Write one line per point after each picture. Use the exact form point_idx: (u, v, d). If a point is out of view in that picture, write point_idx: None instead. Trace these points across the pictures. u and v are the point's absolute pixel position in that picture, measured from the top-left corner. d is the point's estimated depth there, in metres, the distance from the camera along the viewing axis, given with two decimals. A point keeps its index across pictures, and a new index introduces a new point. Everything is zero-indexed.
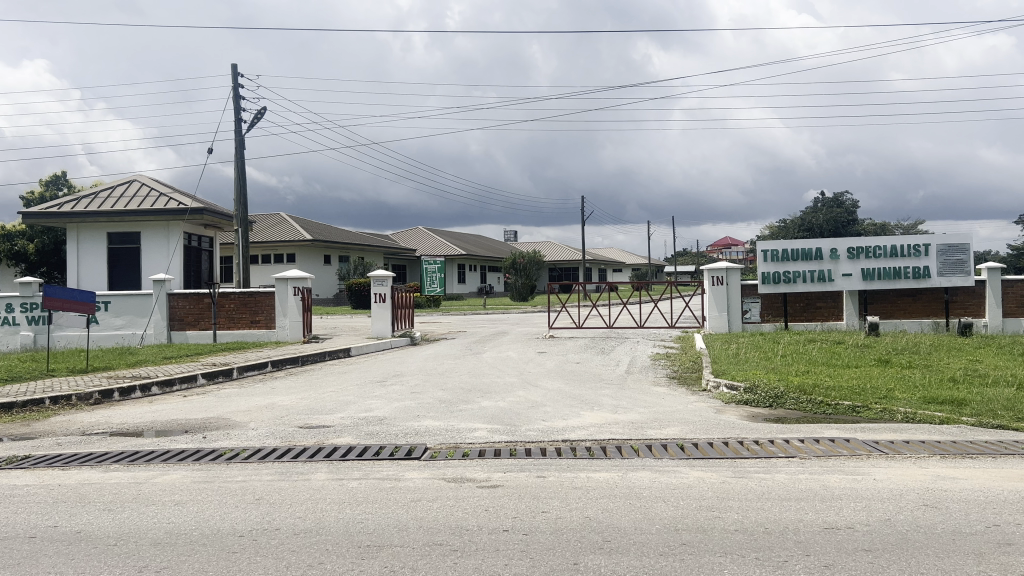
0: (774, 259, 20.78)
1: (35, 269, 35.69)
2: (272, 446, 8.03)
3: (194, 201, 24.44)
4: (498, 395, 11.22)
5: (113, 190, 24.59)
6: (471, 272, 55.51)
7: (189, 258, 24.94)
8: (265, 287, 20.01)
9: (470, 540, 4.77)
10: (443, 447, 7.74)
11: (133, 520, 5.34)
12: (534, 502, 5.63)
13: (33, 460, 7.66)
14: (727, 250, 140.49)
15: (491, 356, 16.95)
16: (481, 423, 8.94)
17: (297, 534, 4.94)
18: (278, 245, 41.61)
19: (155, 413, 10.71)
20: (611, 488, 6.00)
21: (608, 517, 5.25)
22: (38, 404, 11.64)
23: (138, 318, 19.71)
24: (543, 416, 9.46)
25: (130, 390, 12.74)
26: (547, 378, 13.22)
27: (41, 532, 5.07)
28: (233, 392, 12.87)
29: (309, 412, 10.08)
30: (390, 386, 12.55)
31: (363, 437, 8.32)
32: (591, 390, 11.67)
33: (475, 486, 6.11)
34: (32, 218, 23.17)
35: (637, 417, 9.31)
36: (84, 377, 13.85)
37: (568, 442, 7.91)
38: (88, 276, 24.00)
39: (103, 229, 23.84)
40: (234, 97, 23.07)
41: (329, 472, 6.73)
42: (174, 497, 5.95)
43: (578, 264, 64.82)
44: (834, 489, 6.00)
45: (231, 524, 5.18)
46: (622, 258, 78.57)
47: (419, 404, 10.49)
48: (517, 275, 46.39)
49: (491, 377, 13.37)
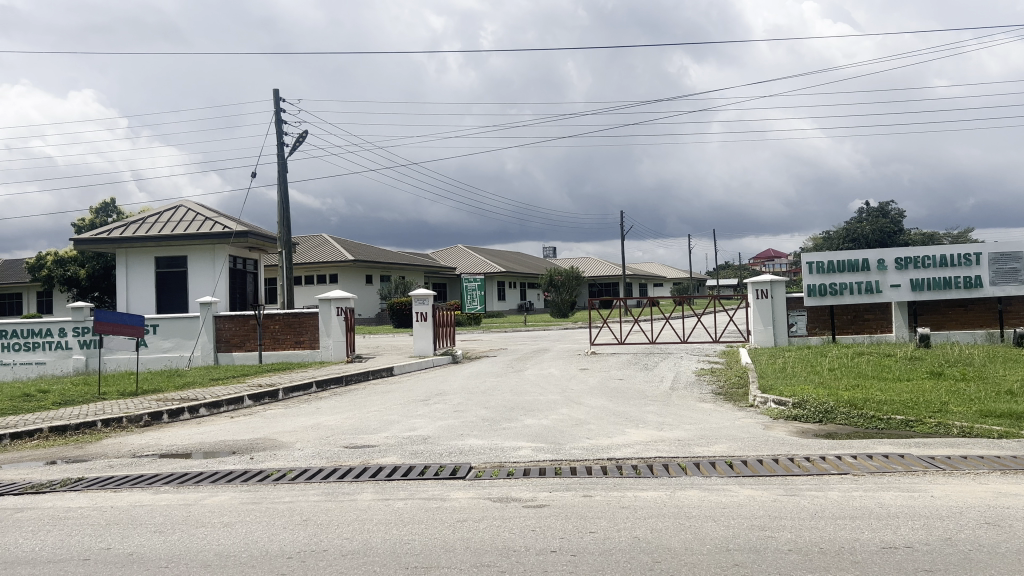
0: (819, 271, 20.44)
1: (87, 294, 36.66)
2: (317, 467, 8.07)
3: (238, 224, 24.86)
4: (541, 413, 11.17)
5: (160, 216, 25.13)
6: (510, 289, 55.45)
7: (235, 280, 25.32)
8: (309, 308, 20.29)
9: (518, 561, 4.73)
10: (488, 467, 7.73)
11: (185, 542, 5.39)
12: (581, 522, 5.58)
13: (86, 482, 7.81)
14: (770, 263, 139.50)
15: (533, 374, 16.89)
16: (525, 443, 8.88)
17: (345, 556, 4.94)
18: (321, 266, 42.14)
19: (203, 434, 10.87)
20: (659, 508, 5.92)
21: (658, 537, 5.17)
22: (90, 427, 11.87)
23: (185, 341, 20.02)
24: (588, 434, 9.35)
25: (178, 412, 12.95)
26: (590, 395, 13.12)
27: (94, 554, 5.14)
28: (279, 412, 13.01)
29: (355, 432, 10.13)
30: (433, 404, 12.58)
31: (408, 456, 8.35)
32: (635, 408, 11.52)
33: (521, 506, 6.07)
34: (83, 244, 23.76)
35: (684, 435, 9.17)
36: (134, 400, 14.05)
37: (614, 460, 7.84)
38: (137, 300, 24.51)
39: (151, 253, 24.36)
40: (276, 121, 23.51)
41: (375, 493, 6.74)
42: (224, 519, 6.01)
43: (619, 279, 64.78)
44: (891, 508, 5.85)
45: (279, 546, 5.20)
46: (663, 272, 78.28)
47: (462, 423, 10.46)
48: (556, 291, 46.29)
49: (534, 395, 13.29)
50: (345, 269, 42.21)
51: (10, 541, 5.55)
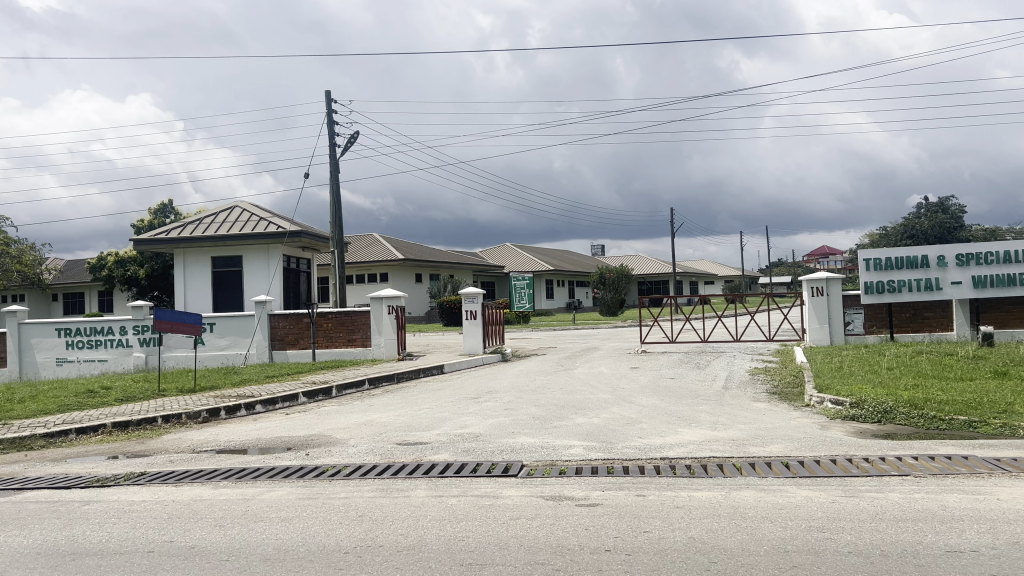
0: (876, 268, 19.98)
1: (146, 293, 37.64)
2: (371, 463, 8.17)
3: (292, 224, 25.26)
4: (592, 412, 11.14)
5: (217, 217, 25.66)
6: (559, 287, 55.39)
7: (289, 279, 25.74)
8: (361, 306, 20.53)
9: (573, 559, 4.73)
10: (540, 465, 7.73)
11: (244, 536, 5.50)
12: (635, 521, 5.55)
13: (148, 477, 8.02)
14: (823, 259, 136.97)
15: (583, 372, 16.84)
16: (577, 441, 8.86)
17: (401, 551, 5.00)
18: (371, 265, 42.61)
19: (259, 430, 11.08)
20: (715, 508, 5.85)
21: (713, 538, 5.12)
22: (151, 423, 12.19)
23: (241, 339, 20.37)
24: (640, 433, 9.31)
25: (235, 408, 13.22)
26: (641, 394, 13.04)
27: (159, 547, 5.29)
28: (332, 409, 13.19)
29: (407, 429, 10.23)
30: (484, 402, 12.62)
31: (460, 453, 8.39)
32: (687, 407, 11.40)
33: (574, 505, 6.06)
34: (143, 244, 24.40)
35: (738, 435, 9.06)
36: (193, 397, 14.38)
37: (667, 460, 7.78)
38: (194, 299, 25.08)
39: (208, 253, 24.89)
40: (328, 123, 23.85)
41: (428, 489, 6.80)
42: (281, 514, 6.12)
43: (669, 277, 64.23)
44: (956, 510, 5.69)
45: (336, 541, 5.28)
46: (714, 269, 77.40)
47: (513, 421, 10.48)
48: (605, 289, 46.08)
49: (585, 393, 13.25)
50: (395, 268, 42.61)
51: (79, 533, 5.74)
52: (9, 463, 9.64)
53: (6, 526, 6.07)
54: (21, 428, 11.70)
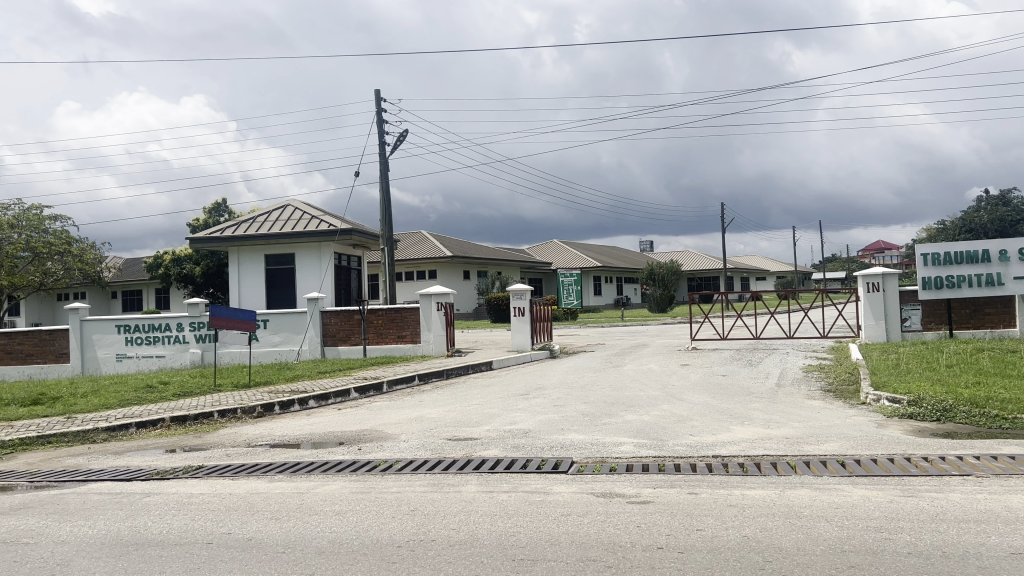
0: (935, 263, 19.44)
1: (201, 291, 38.50)
2: (422, 458, 8.23)
3: (342, 222, 25.59)
4: (642, 409, 11.07)
5: (269, 215, 26.11)
6: (607, 284, 55.17)
7: (339, 277, 26.06)
8: (410, 303, 20.72)
9: (625, 557, 4.71)
10: (590, 461, 7.71)
11: (299, 529, 5.60)
12: (688, 519, 5.50)
13: (206, 470, 8.21)
14: (878, 255, 134.28)
15: (632, 369, 16.74)
16: (627, 438, 8.82)
17: (452, 546, 5.03)
18: (420, 262, 42.93)
19: (313, 425, 11.25)
20: (769, 507, 5.77)
21: (768, 537, 5.06)
22: (208, 417, 12.46)
23: (294, 335, 20.69)
24: (692, 431, 9.22)
25: (289, 403, 13.45)
26: (692, 391, 12.91)
27: (217, 538, 5.41)
28: (383, 405, 13.33)
29: (457, 425, 10.28)
30: (532, 399, 12.62)
31: (510, 449, 8.41)
32: (740, 404, 11.26)
33: (625, 502, 6.03)
34: (199, 243, 24.94)
35: (792, 433, 8.92)
36: (247, 392, 14.66)
37: (719, 458, 7.69)
38: (248, 296, 25.55)
39: (261, 251, 25.33)
40: (378, 121, 24.09)
41: (479, 485, 6.83)
42: (335, 507, 6.21)
43: (719, 273, 63.55)
44: (1020, 512, 5.53)
45: (388, 535, 5.34)
46: (766, 265, 76.35)
47: (562, 417, 10.47)
48: (655, 285, 45.75)
49: (635, 390, 13.18)
50: (444, 265, 42.87)
51: (141, 524, 5.90)
52: (72, 455, 9.95)
53: (71, 516, 6.27)
54: (84, 421, 12.07)
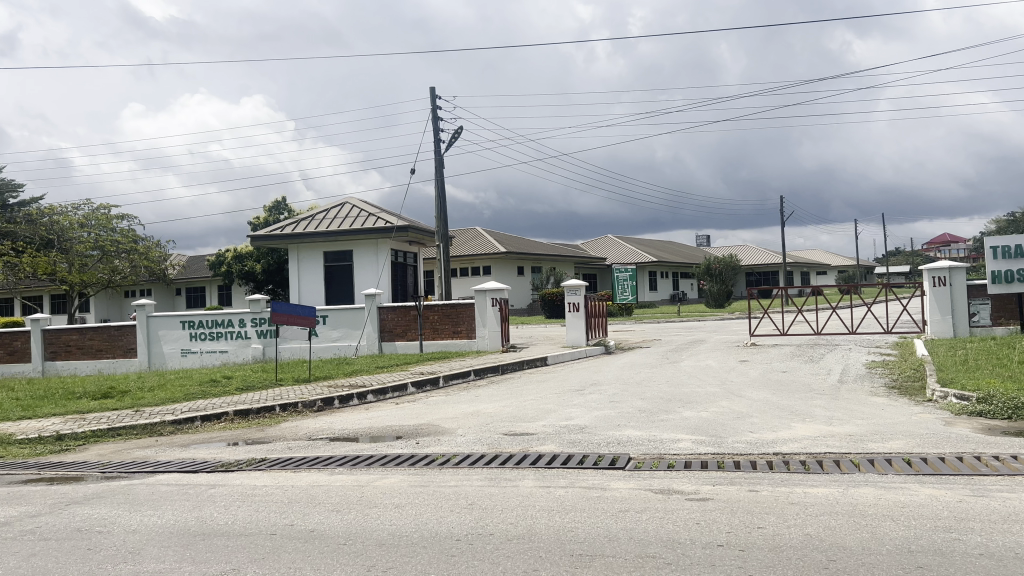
0: (1005, 256, 18.83)
1: (262, 288, 39.28)
2: (479, 453, 8.29)
3: (398, 219, 25.86)
4: (700, 405, 10.96)
5: (328, 213, 26.51)
6: (663, 279, 54.67)
7: (396, 273, 26.33)
8: (466, 299, 20.85)
9: (684, 554, 4.67)
10: (648, 458, 7.66)
11: (360, 521, 5.68)
12: (749, 517, 5.43)
13: (269, 462, 8.39)
14: (944, 249, 130.60)
15: (690, 365, 16.57)
16: (685, 435, 8.73)
17: (510, 540, 5.05)
18: (475, 258, 43.14)
19: (371, 419, 11.41)
20: (832, 506, 5.66)
21: (832, 535, 4.96)
22: (270, 411, 12.73)
23: (352, 331, 20.98)
24: (751, 428, 9.08)
25: (348, 398, 13.66)
26: (752, 387, 12.73)
27: (281, 530, 5.53)
28: (440, 400, 13.44)
29: (513, 420, 10.31)
30: (588, 394, 12.59)
31: (566, 445, 8.40)
32: (801, 401, 11.06)
33: (684, 499, 5.98)
34: (260, 241, 25.45)
35: (856, 430, 8.73)
36: (307, 387, 14.92)
37: (780, 455, 7.57)
38: (308, 293, 25.99)
39: (320, 248, 25.74)
40: (433, 119, 24.26)
41: (536, 480, 6.85)
42: (395, 500, 6.29)
43: (779, 268, 62.54)
44: None
45: (447, 529, 5.39)
46: (826, 260, 74.87)
47: (619, 413, 10.42)
48: (712, 280, 45.19)
49: (692, 386, 13.04)
50: (498, 261, 43.02)
51: (207, 515, 6.06)
52: (140, 448, 10.26)
53: (141, 506, 6.48)
54: (153, 415, 12.44)
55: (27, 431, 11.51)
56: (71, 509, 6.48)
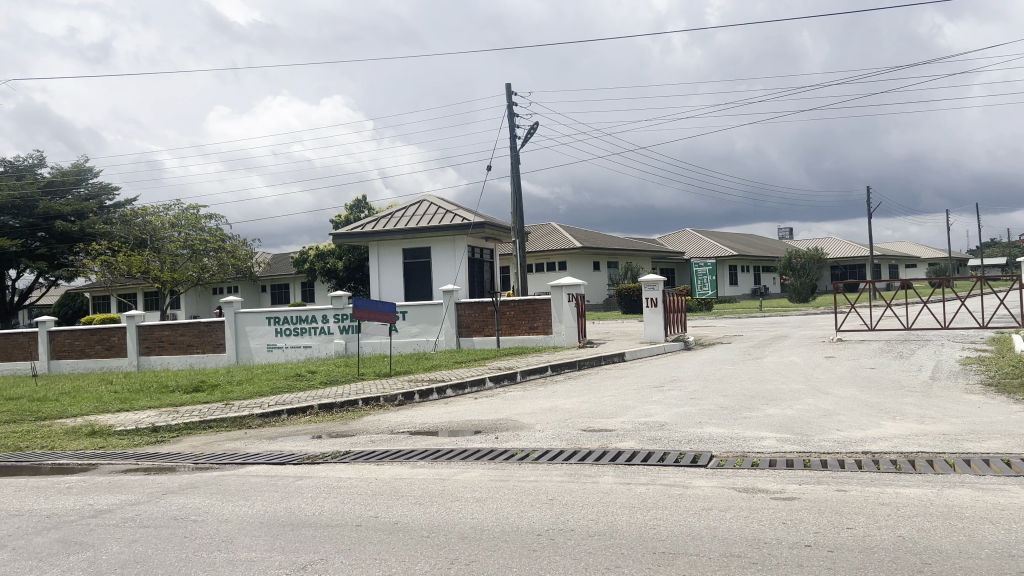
0: None
1: (343, 284, 40.15)
2: (558, 448, 8.30)
3: (475, 216, 26.07)
4: (784, 403, 10.70)
5: (406, 210, 26.89)
6: (743, 273, 53.64)
7: (474, 269, 26.55)
8: (542, 294, 20.86)
9: (771, 553, 4.58)
10: (731, 456, 7.54)
11: (442, 514, 5.76)
12: (838, 517, 5.28)
13: (352, 455, 8.58)
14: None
15: (773, 361, 16.22)
16: (769, 433, 8.56)
17: (592, 536, 5.05)
18: (552, 254, 43.14)
19: (451, 413, 11.55)
20: (926, 506, 5.47)
21: (926, 538, 4.79)
22: (353, 405, 13.00)
23: (430, 326, 21.25)
24: (838, 426, 8.84)
25: (428, 392, 13.85)
26: (838, 384, 12.38)
27: (366, 521, 5.65)
28: (518, 395, 13.50)
29: (592, 416, 10.28)
30: (668, 391, 12.46)
31: (647, 441, 8.34)
32: (891, 399, 10.69)
33: (769, 498, 5.87)
34: (342, 239, 25.99)
35: (950, 429, 8.40)
36: (388, 382, 15.18)
37: (870, 455, 7.34)
38: (387, 289, 26.43)
39: (399, 246, 26.13)
40: (509, 115, 24.37)
41: (616, 476, 6.82)
42: (476, 494, 6.35)
43: (865, 261, 60.62)
44: None
45: (528, 523, 5.42)
46: (916, 253, 72.21)
47: (700, 410, 10.27)
48: (794, 275, 44.13)
49: (776, 383, 12.76)
50: (574, 256, 42.92)
51: (295, 505, 6.24)
52: (231, 440, 10.61)
53: (232, 496, 6.71)
54: (241, 408, 12.86)
55: (125, 423, 12.05)
56: (167, 498, 6.76)
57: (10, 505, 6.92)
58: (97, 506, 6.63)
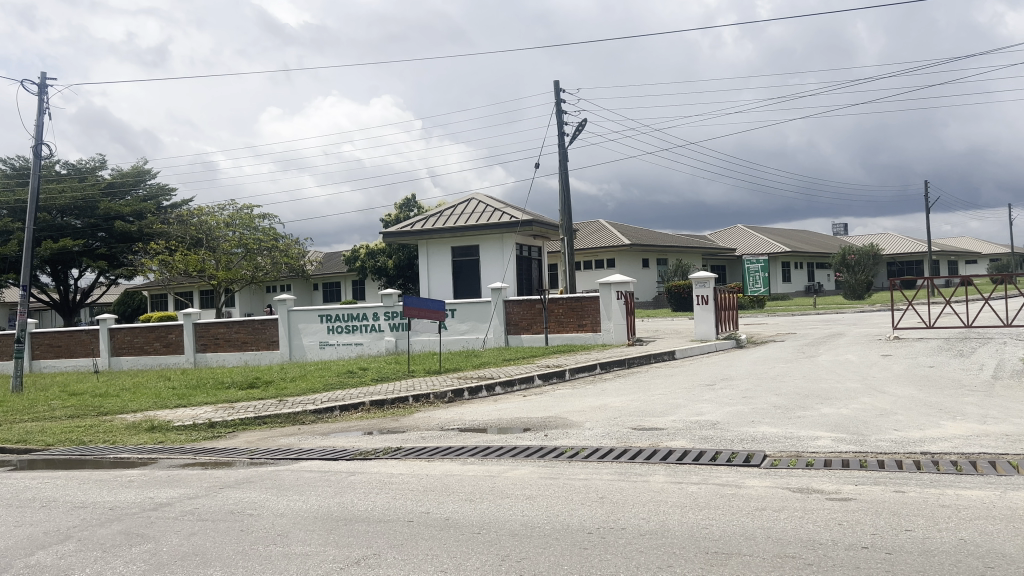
0: None
1: (393, 283, 40.55)
2: (608, 446, 8.27)
3: (524, 213, 26.10)
4: (839, 402, 10.51)
5: (455, 209, 27.04)
6: (797, 270, 52.76)
7: (522, 267, 26.58)
8: (590, 292, 20.78)
9: (826, 555, 4.51)
10: (784, 456, 7.43)
11: (492, 511, 5.78)
12: (896, 519, 5.17)
13: (403, 451, 8.67)
14: None
15: (827, 359, 15.93)
16: (824, 433, 8.41)
17: (643, 535, 5.02)
18: (600, 251, 42.99)
19: (500, 410, 11.59)
20: (989, 509, 5.33)
21: (989, 541, 4.66)
22: (403, 401, 13.13)
23: (479, 324, 21.34)
24: (896, 426, 8.65)
25: (477, 390, 13.91)
26: (896, 383, 12.11)
27: (417, 517, 5.70)
28: (568, 393, 13.49)
29: (642, 414, 10.22)
30: (719, 389, 12.33)
31: (698, 441, 8.26)
32: (951, 398, 10.42)
33: (824, 498, 5.77)
34: (392, 237, 26.25)
35: (1013, 430, 8.15)
36: (438, 379, 15.29)
37: (929, 455, 7.17)
38: (436, 287, 26.60)
39: (448, 244, 26.28)
40: (557, 112, 24.35)
41: (667, 475, 6.77)
42: (526, 491, 6.37)
43: (923, 257, 59.14)
44: None
45: (579, 521, 5.41)
46: (978, 249, 70.20)
47: (752, 409, 10.13)
48: (849, 272, 43.28)
49: (831, 382, 12.53)
50: (623, 254, 42.71)
51: (348, 500, 6.32)
52: (285, 436, 10.80)
53: (287, 491, 6.83)
54: (295, 404, 13.09)
55: (183, 418, 12.36)
56: (224, 493, 6.91)
57: (76, 497, 7.15)
58: (157, 499, 6.81)
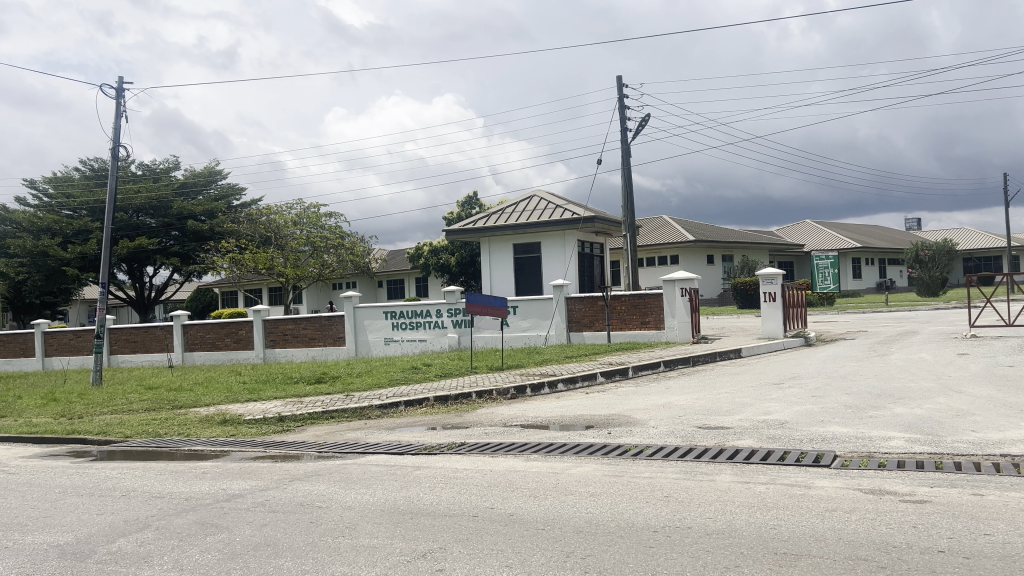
0: None
1: (456, 280, 40.85)
2: (674, 445, 8.19)
3: (586, 210, 26.01)
4: (913, 401, 10.20)
5: (517, 206, 27.10)
6: (867, 266, 51.39)
7: (584, 264, 26.50)
8: (653, 289, 20.59)
9: (900, 558, 4.40)
10: (856, 456, 7.26)
11: (556, 507, 5.79)
12: (975, 523, 5.00)
13: (467, 446, 8.74)
14: None
15: (900, 358, 15.48)
16: (897, 433, 8.18)
17: (710, 534, 4.97)
18: (663, 248, 42.60)
19: (563, 407, 11.59)
20: None
21: None
22: (467, 397, 13.23)
23: (541, 321, 21.36)
24: (973, 427, 8.36)
25: (539, 387, 13.93)
26: (973, 383, 11.72)
27: (482, 512, 5.75)
28: (631, 390, 13.40)
29: (708, 413, 10.09)
30: (787, 388, 12.10)
31: (766, 440, 8.13)
32: None
33: (898, 500, 5.63)
34: (454, 235, 26.44)
35: None
36: (500, 375, 15.36)
37: (1008, 458, 6.91)
38: (498, 283, 26.72)
39: (510, 241, 26.35)
40: (620, 107, 24.19)
41: (734, 475, 6.69)
42: (590, 489, 6.36)
43: (1003, 252, 57.01)
44: None
45: (644, 519, 5.38)
46: None
47: (821, 409, 9.92)
48: (923, 269, 42.00)
49: (904, 381, 12.18)
50: (687, 250, 42.24)
51: (413, 495, 6.41)
52: (351, 430, 10.98)
53: (354, 484, 6.96)
54: (361, 399, 13.31)
55: (254, 412, 12.68)
56: (294, 485, 7.07)
57: (153, 487, 7.40)
58: (230, 491, 7.00)
